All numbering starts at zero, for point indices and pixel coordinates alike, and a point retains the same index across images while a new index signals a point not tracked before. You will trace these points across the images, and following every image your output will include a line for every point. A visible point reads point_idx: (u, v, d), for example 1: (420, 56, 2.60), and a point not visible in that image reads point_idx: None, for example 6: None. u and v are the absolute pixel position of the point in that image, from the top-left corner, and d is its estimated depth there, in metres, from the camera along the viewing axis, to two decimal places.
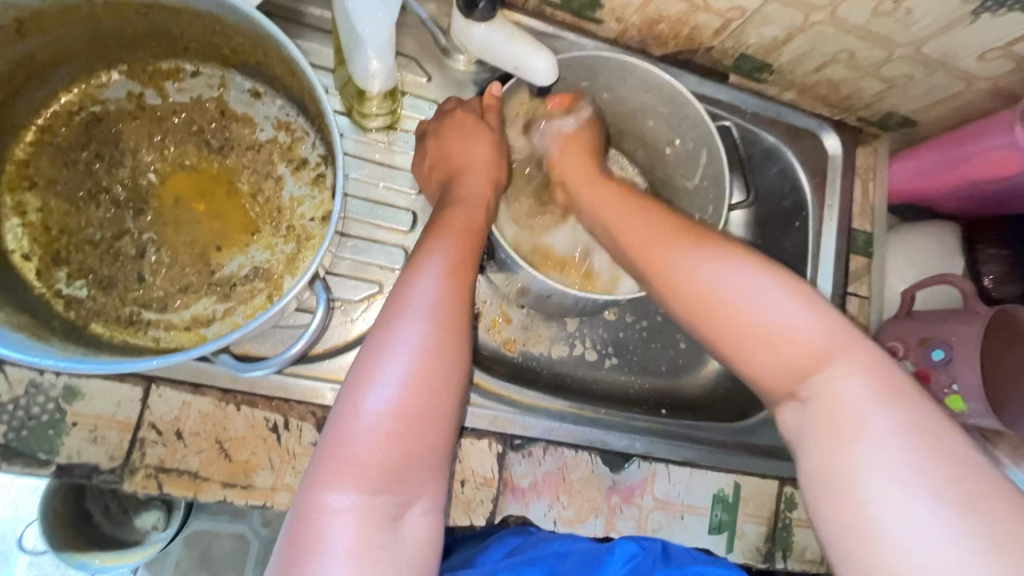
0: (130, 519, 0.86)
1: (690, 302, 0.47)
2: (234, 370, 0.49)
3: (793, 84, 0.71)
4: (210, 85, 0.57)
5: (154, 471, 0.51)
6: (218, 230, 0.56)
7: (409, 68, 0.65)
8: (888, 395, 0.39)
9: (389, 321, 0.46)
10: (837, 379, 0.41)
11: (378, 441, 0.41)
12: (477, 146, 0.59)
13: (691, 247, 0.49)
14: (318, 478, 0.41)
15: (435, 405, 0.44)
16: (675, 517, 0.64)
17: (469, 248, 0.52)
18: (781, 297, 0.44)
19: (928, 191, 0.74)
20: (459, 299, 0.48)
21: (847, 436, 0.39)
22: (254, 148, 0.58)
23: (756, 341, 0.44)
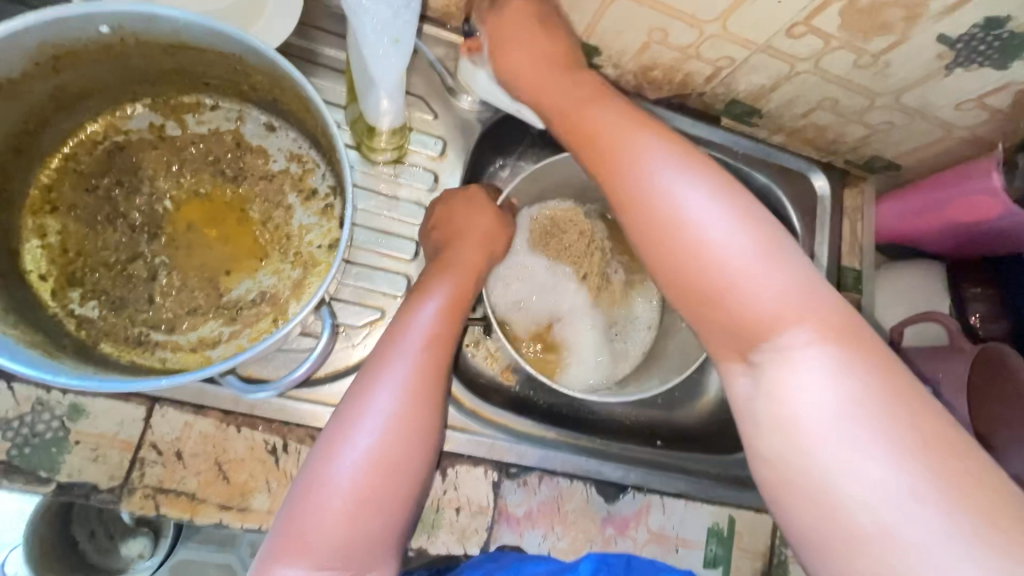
0: (117, 546, 0.86)
1: (651, 230, 0.43)
2: (240, 392, 0.52)
3: (781, 127, 0.75)
4: (228, 118, 0.61)
5: (152, 491, 0.51)
6: (228, 255, 0.58)
7: (417, 106, 0.68)
8: (852, 360, 0.38)
9: (354, 399, 0.49)
10: (790, 346, 0.39)
11: (336, 518, 0.45)
12: (476, 221, 0.62)
13: (654, 150, 0.45)
14: (276, 547, 0.45)
15: (395, 482, 0.48)
16: (670, 550, 0.64)
17: (447, 327, 0.54)
18: (740, 230, 0.41)
19: (914, 232, 0.76)
20: (431, 375, 0.51)
21: (796, 429, 0.38)
22: (266, 178, 0.61)
23: (692, 272, 0.42)
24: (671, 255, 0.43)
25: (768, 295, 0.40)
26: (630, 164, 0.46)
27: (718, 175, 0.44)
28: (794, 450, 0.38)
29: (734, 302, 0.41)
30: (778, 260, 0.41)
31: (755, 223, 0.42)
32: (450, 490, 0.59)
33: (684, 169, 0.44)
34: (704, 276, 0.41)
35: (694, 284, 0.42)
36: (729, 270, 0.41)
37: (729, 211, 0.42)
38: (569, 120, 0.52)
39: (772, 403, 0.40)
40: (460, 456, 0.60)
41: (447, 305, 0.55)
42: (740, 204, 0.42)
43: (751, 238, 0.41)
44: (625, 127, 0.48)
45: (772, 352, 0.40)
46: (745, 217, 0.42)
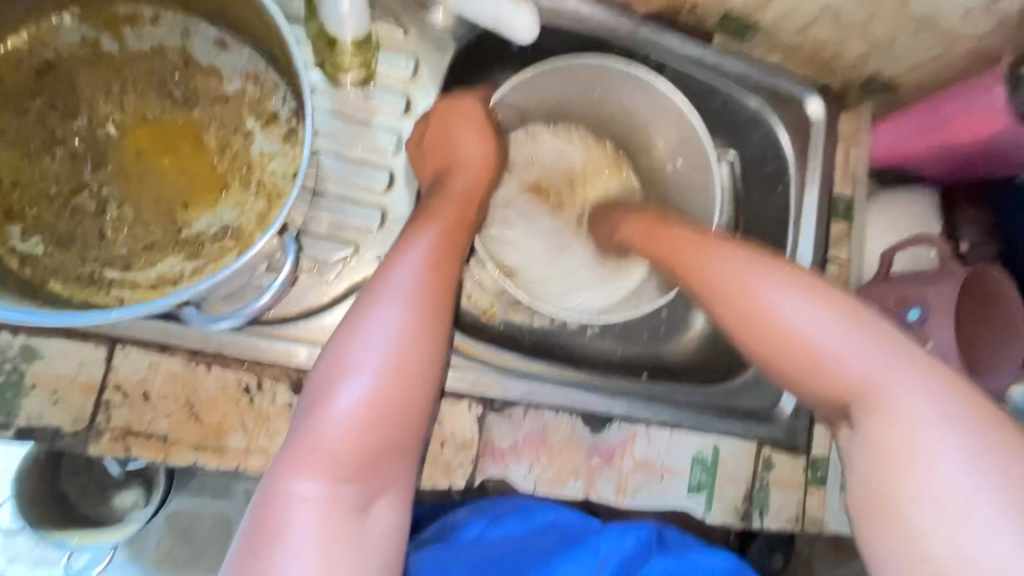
0: (108, 498, 0.81)
1: (730, 308, 0.51)
2: (200, 323, 0.51)
3: (777, 45, 0.70)
4: (172, 33, 0.54)
5: (121, 434, 0.49)
6: (185, 186, 0.53)
7: (385, 20, 0.62)
8: (949, 390, 0.41)
9: (362, 314, 0.47)
10: (901, 392, 0.42)
11: (347, 439, 0.43)
12: (469, 143, 0.60)
13: (752, 264, 0.51)
14: (286, 465, 0.42)
15: (408, 400, 0.45)
16: (656, 477, 0.65)
17: (450, 244, 0.52)
18: (825, 311, 0.47)
19: (909, 156, 0.73)
20: (441, 295, 0.49)
21: (907, 446, 0.41)
22: (222, 101, 0.55)
23: (776, 341, 0.48)
24: (746, 310, 0.50)
25: (855, 355, 0.45)
26: (716, 263, 0.54)
27: (788, 269, 0.51)
28: (896, 459, 0.41)
29: (786, 332, 0.47)
30: (850, 317, 0.46)
31: (822, 295, 0.48)
32: (434, 425, 0.58)
33: (764, 271, 0.51)
34: (777, 329, 0.48)
35: (772, 341, 0.48)
36: (787, 323, 0.47)
37: (817, 303, 0.47)
38: (664, 247, 0.60)
39: (873, 434, 0.42)
40: (444, 392, 0.59)
41: (446, 226, 0.53)
42: (792, 288, 0.49)
43: (832, 313, 0.47)
44: (695, 243, 0.57)
45: (881, 401, 0.43)
46: (812, 293, 0.48)
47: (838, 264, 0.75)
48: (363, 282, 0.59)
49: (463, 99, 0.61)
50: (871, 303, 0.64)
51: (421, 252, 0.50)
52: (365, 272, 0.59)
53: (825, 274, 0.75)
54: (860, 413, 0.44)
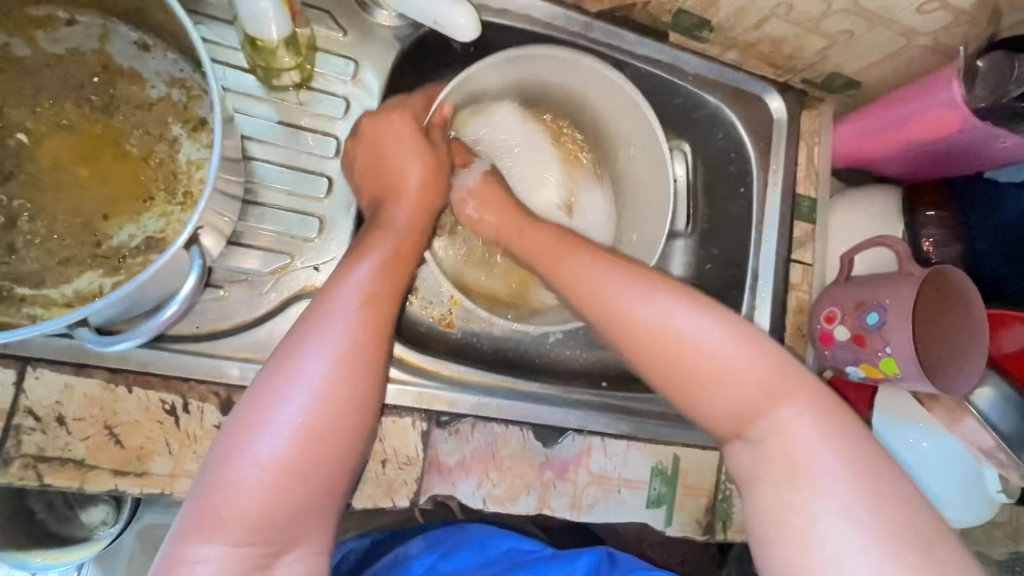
0: (77, 514, 0.77)
1: (631, 336, 0.50)
2: (95, 345, 0.41)
3: (734, 42, 0.68)
4: (89, 35, 0.52)
5: (33, 460, 0.47)
6: (105, 197, 0.51)
7: (323, 20, 0.60)
8: (833, 431, 0.44)
9: (283, 362, 0.45)
10: (787, 422, 0.45)
11: (256, 495, 0.42)
12: (408, 171, 0.59)
13: (640, 289, 0.51)
14: (189, 527, 0.41)
15: (325, 454, 0.44)
16: (612, 491, 0.62)
17: (386, 287, 0.51)
18: (715, 327, 0.48)
19: (871, 153, 0.72)
20: (370, 341, 0.48)
21: (798, 476, 0.43)
22: (144, 107, 0.52)
23: (676, 354, 0.48)
24: (637, 331, 0.49)
25: (723, 362, 0.47)
26: (578, 270, 0.54)
27: (650, 277, 0.52)
28: (784, 495, 0.43)
29: (687, 354, 0.48)
30: (739, 340, 0.48)
31: (705, 311, 0.49)
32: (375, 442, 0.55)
33: (643, 284, 0.51)
34: (666, 348, 0.48)
35: (660, 356, 0.48)
36: (682, 343, 0.48)
37: (696, 315, 0.49)
38: (536, 250, 0.59)
39: (771, 474, 0.44)
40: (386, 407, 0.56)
41: (386, 260, 0.52)
42: (683, 306, 0.49)
43: (723, 328, 0.48)
44: (548, 248, 0.58)
45: (766, 427, 0.45)
46: (697, 308, 0.49)
47: (802, 266, 0.74)
48: (300, 294, 0.56)
49: (400, 106, 0.60)
50: (831, 304, 0.63)
51: (354, 296, 0.48)
52: (303, 284, 0.57)
53: (788, 276, 0.73)
54: (756, 433, 0.46)
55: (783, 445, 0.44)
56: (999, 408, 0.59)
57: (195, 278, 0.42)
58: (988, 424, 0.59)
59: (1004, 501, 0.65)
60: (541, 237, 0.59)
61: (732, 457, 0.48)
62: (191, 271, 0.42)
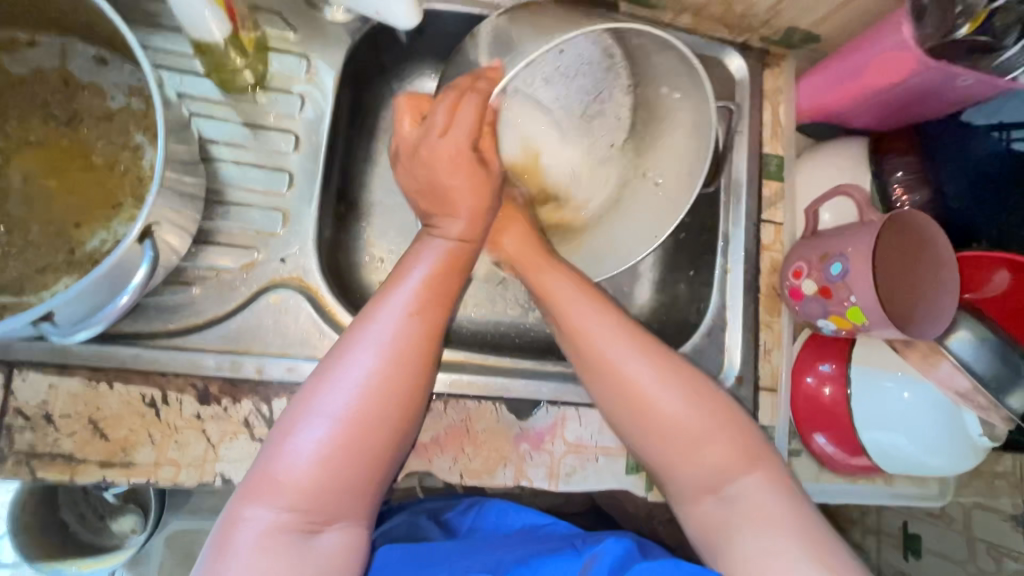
0: (108, 524, 0.82)
1: (609, 382, 0.53)
2: (60, 336, 0.44)
3: (684, 6, 0.68)
4: (51, 55, 0.55)
5: (25, 457, 0.50)
6: (75, 206, 0.53)
7: (274, 22, 0.62)
8: (773, 484, 0.50)
9: (343, 348, 0.46)
10: (742, 482, 0.50)
11: (309, 470, 0.43)
12: (455, 190, 0.52)
13: (592, 311, 0.54)
14: (247, 490, 0.43)
15: (373, 441, 0.45)
16: (590, 459, 0.63)
17: (442, 286, 0.50)
18: (666, 385, 0.52)
19: (836, 106, 0.71)
20: (423, 344, 0.48)
21: (768, 530, 0.47)
22: (107, 118, 0.55)
23: (638, 407, 0.52)
24: (613, 385, 0.53)
25: (709, 449, 0.50)
26: (552, 287, 0.55)
27: (645, 345, 0.53)
28: (749, 545, 0.47)
29: (648, 409, 0.51)
30: (673, 385, 0.52)
31: (685, 384, 0.52)
32: None
33: (619, 338, 0.53)
34: (663, 425, 0.51)
35: (646, 421, 0.52)
36: (666, 417, 0.51)
37: (670, 379, 0.52)
38: (524, 267, 0.57)
39: (732, 532, 0.48)
40: None
41: (437, 269, 0.51)
42: (675, 381, 0.52)
43: (665, 378, 0.52)
44: (535, 260, 0.57)
45: (728, 482, 0.50)
46: (679, 382, 0.52)
47: (773, 225, 0.73)
48: (267, 287, 0.58)
49: (461, 101, 0.52)
50: (798, 259, 0.63)
51: (409, 293, 0.49)
52: (271, 276, 0.59)
53: (761, 237, 0.73)
54: (720, 485, 0.50)
55: (745, 504, 0.49)
56: (977, 349, 0.58)
57: (145, 270, 0.44)
58: (961, 364, 0.58)
59: (989, 446, 0.64)
60: (558, 274, 0.56)
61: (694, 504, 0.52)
62: (142, 263, 0.44)
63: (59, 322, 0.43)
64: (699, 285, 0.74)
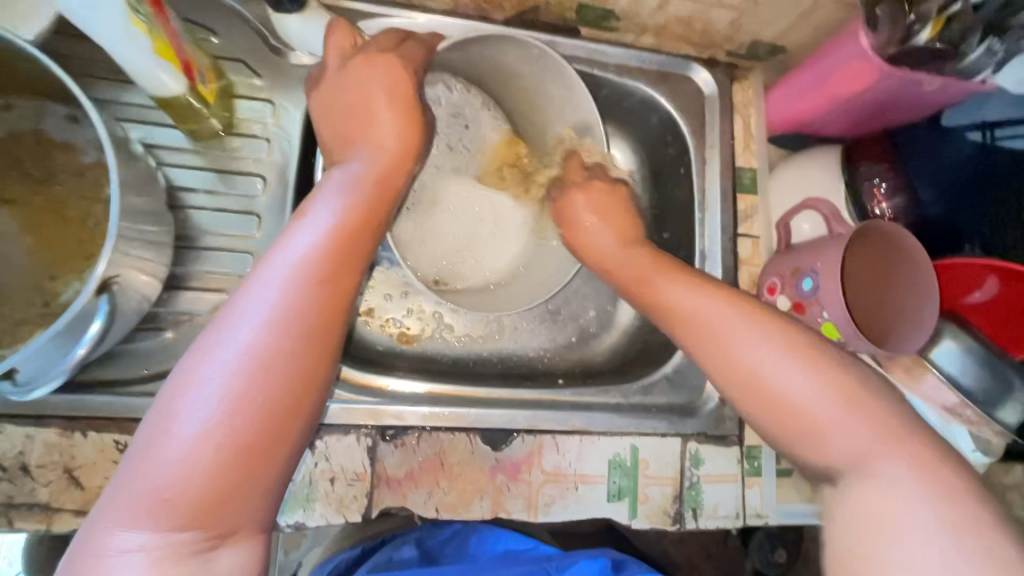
0: None
1: (737, 377, 0.49)
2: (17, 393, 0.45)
3: (645, 27, 0.68)
4: (26, 116, 0.57)
5: (3, 508, 0.51)
6: (51, 259, 0.55)
7: (240, 71, 0.64)
8: (925, 475, 0.42)
9: (221, 326, 0.40)
10: (876, 473, 0.43)
11: (189, 475, 0.36)
12: (383, 125, 0.53)
13: (724, 308, 0.52)
14: (112, 507, 0.36)
15: (271, 428, 0.38)
16: (569, 488, 0.62)
17: (344, 249, 0.45)
18: (816, 380, 0.46)
19: (806, 117, 0.70)
20: (323, 310, 0.42)
21: (888, 531, 0.40)
22: (79, 173, 0.57)
23: (769, 401, 0.47)
24: (737, 376, 0.49)
25: (848, 441, 0.44)
26: (678, 293, 0.56)
27: (793, 337, 0.49)
28: (870, 548, 0.40)
29: (780, 396, 0.47)
30: (816, 372, 0.47)
31: (834, 378, 0.46)
32: (322, 462, 0.57)
33: (756, 331, 0.50)
34: (801, 426, 0.46)
35: (779, 415, 0.47)
36: (807, 418, 0.46)
37: (810, 371, 0.47)
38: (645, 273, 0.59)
39: (855, 518, 0.42)
40: (330, 426, 0.58)
41: (336, 230, 0.46)
42: (826, 377, 0.46)
43: (800, 364, 0.47)
44: (653, 266, 0.59)
45: (861, 475, 0.43)
46: (827, 376, 0.46)
47: (751, 239, 0.72)
48: None
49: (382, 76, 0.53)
50: (772, 276, 0.62)
51: (300, 256, 0.43)
52: None
53: (738, 252, 0.72)
54: (848, 482, 0.44)
55: (875, 496, 0.42)
56: (964, 361, 0.55)
57: (100, 323, 0.45)
58: (948, 379, 0.55)
59: (985, 461, 0.61)
60: (677, 278, 0.57)
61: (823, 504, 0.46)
62: (96, 317, 0.45)
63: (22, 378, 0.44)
64: None
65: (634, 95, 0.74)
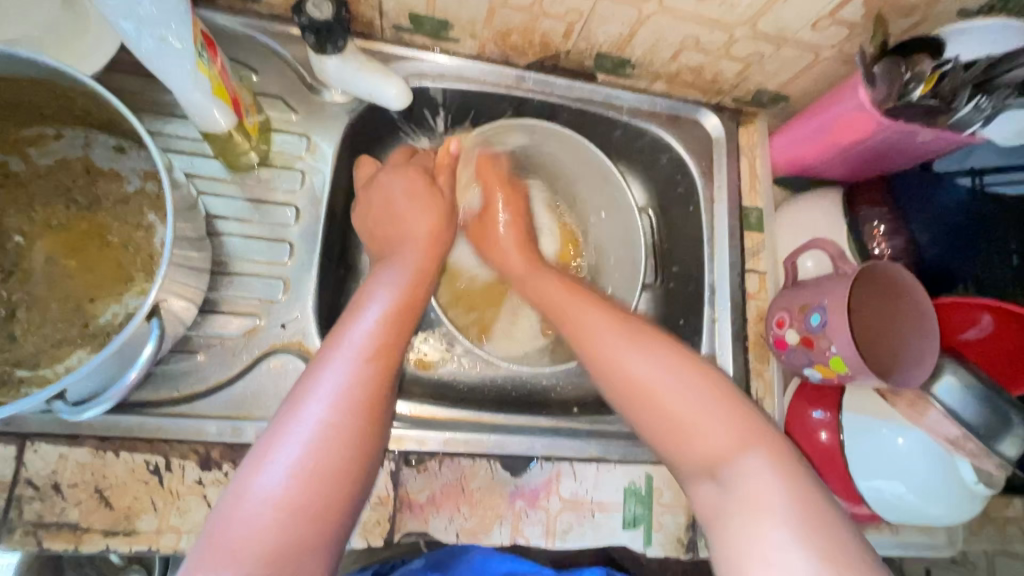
0: None
1: (605, 369, 0.57)
2: (70, 415, 0.47)
3: (658, 74, 0.73)
4: (74, 146, 0.59)
5: (33, 527, 0.51)
6: (92, 282, 0.57)
7: (277, 106, 0.67)
8: (778, 463, 0.48)
9: (295, 400, 0.47)
10: (741, 460, 0.49)
11: (265, 530, 0.41)
12: (415, 218, 0.63)
13: (581, 305, 0.62)
14: (199, 562, 0.40)
15: (328, 494, 0.44)
16: (586, 516, 0.64)
17: (394, 334, 0.53)
18: (660, 363, 0.55)
19: (808, 160, 0.74)
20: (378, 384, 0.50)
21: (765, 511, 0.45)
22: (123, 201, 0.60)
23: (627, 387, 0.55)
24: (604, 366, 0.57)
25: (714, 433, 0.50)
26: (561, 299, 0.64)
27: (640, 331, 0.58)
28: (745, 532, 0.45)
29: (628, 375, 0.55)
30: (662, 358, 0.55)
31: (682, 368, 0.54)
32: None
33: (606, 326, 0.59)
34: (675, 426, 0.52)
35: (664, 427, 0.53)
36: (682, 423, 0.52)
37: (664, 361, 0.55)
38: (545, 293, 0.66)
39: (726, 498, 0.48)
40: None
41: (389, 316, 0.54)
42: (682, 376, 0.54)
43: (650, 353, 0.56)
44: (556, 300, 0.65)
45: (727, 464, 0.49)
46: (668, 360, 0.55)
47: (757, 274, 0.75)
48: (269, 352, 0.61)
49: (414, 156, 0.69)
50: (781, 310, 0.65)
51: (360, 338, 0.51)
52: (272, 342, 0.62)
53: (745, 286, 0.75)
54: (721, 468, 0.49)
55: (743, 484, 0.47)
56: (965, 398, 0.56)
57: (153, 346, 0.48)
58: (950, 412, 0.58)
59: (988, 492, 0.63)
60: (546, 281, 0.67)
61: (698, 498, 0.51)
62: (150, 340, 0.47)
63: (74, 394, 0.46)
64: (690, 334, 0.76)
65: (645, 136, 0.78)
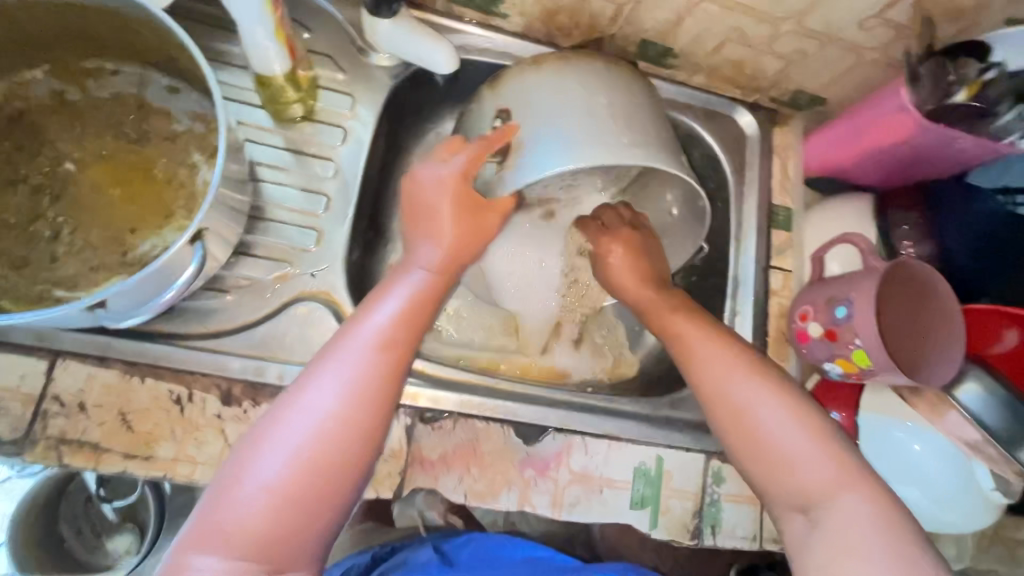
0: (103, 543, 0.91)
1: (722, 411, 0.53)
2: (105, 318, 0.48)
3: (699, 67, 0.74)
4: (130, 82, 0.61)
5: (55, 442, 0.52)
6: (133, 214, 0.59)
7: (325, 65, 0.69)
8: (885, 516, 0.45)
9: (302, 384, 0.46)
10: (841, 507, 0.46)
11: (254, 516, 0.41)
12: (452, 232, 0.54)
13: (717, 347, 0.56)
14: (192, 536, 0.41)
15: (321, 488, 0.43)
16: (594, 491, 0.64)
17: (410, 329, 0.50)
18: (779, 406, 0.51)
19: (842, 163, 0.75)
20: (387, 380, 0.47)
21: (856, 559, 0.43)
22: (171, 139, 0.61)
23: (741, 425, 0.51)
24: (725, 412, 0.53)
25: (815, 469, 0.48)
26: (680, 323, 0.59)
27: (768, 374, 0.53)
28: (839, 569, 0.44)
29: (747, 414, 0.51)
30: (789, 397, 0.51)
31: (803, 412, 0.51)
32: None
33: (720, 357, 0.55)
34: (776, 459, 0.50)
35: (762, 453, 0.50)
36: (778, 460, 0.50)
37: (789, 408, 0.51)
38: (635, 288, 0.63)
39: (830, 540, 0.45)
40: None
41: (407, 308, 0.50)
42: (800, 417, 0.50)
43: (776, 398, 0.51)
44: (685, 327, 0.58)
45: (827, 508, 0.47)
46: (791, 402, 0.51)
47: (782, 273, 0.76)
48: (297, 298, 0.62)
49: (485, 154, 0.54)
50: (804, 304, 0.65)
51: (375, 330, 0.48)
52: (301, 289, 0.63)
53: (769, 283, 0.75)
54: (819, 513, 0.47)
55: (838, 526, 0.46)
56: (986, 402, 0.57)
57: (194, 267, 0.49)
58: (973, 416, 0.57)
59: (1002, 501, 0.62)
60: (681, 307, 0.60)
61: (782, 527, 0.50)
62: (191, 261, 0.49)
63: (111, 312, 0.48)
64: None
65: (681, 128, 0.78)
